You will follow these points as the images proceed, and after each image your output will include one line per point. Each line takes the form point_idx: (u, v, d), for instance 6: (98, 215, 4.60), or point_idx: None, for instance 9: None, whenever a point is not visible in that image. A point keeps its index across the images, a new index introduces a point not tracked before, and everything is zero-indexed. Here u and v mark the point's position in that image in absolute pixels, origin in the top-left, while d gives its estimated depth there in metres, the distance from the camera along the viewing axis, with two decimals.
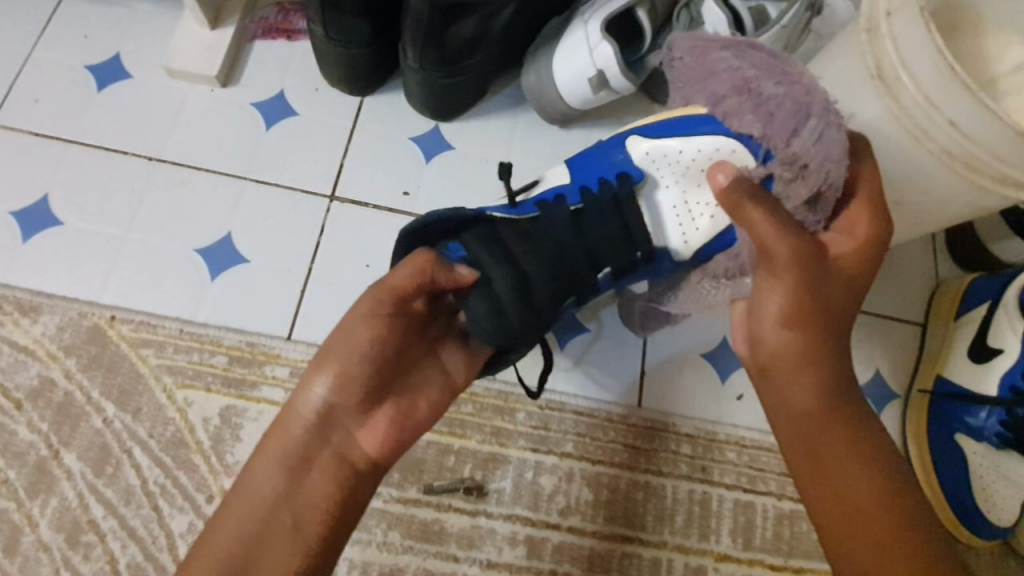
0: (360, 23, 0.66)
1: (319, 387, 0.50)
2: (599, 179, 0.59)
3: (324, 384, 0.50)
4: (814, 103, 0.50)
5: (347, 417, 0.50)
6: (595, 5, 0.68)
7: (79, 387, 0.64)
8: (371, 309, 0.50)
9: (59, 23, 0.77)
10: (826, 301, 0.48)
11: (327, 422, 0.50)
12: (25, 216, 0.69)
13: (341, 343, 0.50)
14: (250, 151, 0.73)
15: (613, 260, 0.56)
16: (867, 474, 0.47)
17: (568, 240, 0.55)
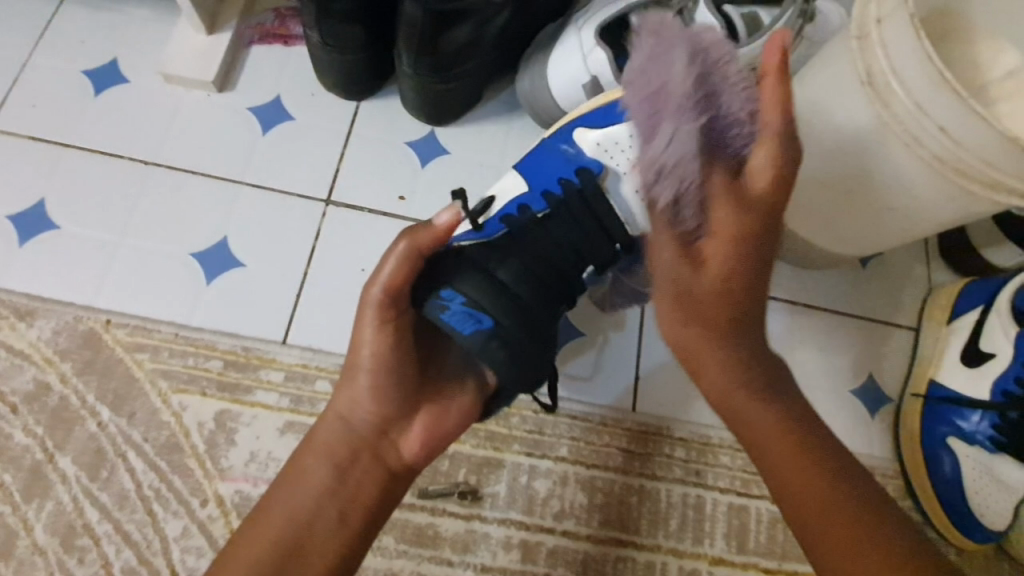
0: (355, 29, 0.67)
1: (349, 385, 0.50)
2: (559, 179, 0.59)
3: (355, 382, 0.50)
4: (683, 69, 0.45)
5: (380, 410, 0.50)
6: (589, 12, 0.68)
7: (74, 391, 0.64)
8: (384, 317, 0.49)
9: (56, 28, 0.77)
10: (705, 294, 0.45)
11: (361, 416, 0.50)
12: (21, 221, 0.69)
13: (359, 342, 0.49)
14: (246, 156, 0.73)
15: (594, 258, 0.58)
16: (814, 466, 0.48)
17: (548, 247, 0.56)
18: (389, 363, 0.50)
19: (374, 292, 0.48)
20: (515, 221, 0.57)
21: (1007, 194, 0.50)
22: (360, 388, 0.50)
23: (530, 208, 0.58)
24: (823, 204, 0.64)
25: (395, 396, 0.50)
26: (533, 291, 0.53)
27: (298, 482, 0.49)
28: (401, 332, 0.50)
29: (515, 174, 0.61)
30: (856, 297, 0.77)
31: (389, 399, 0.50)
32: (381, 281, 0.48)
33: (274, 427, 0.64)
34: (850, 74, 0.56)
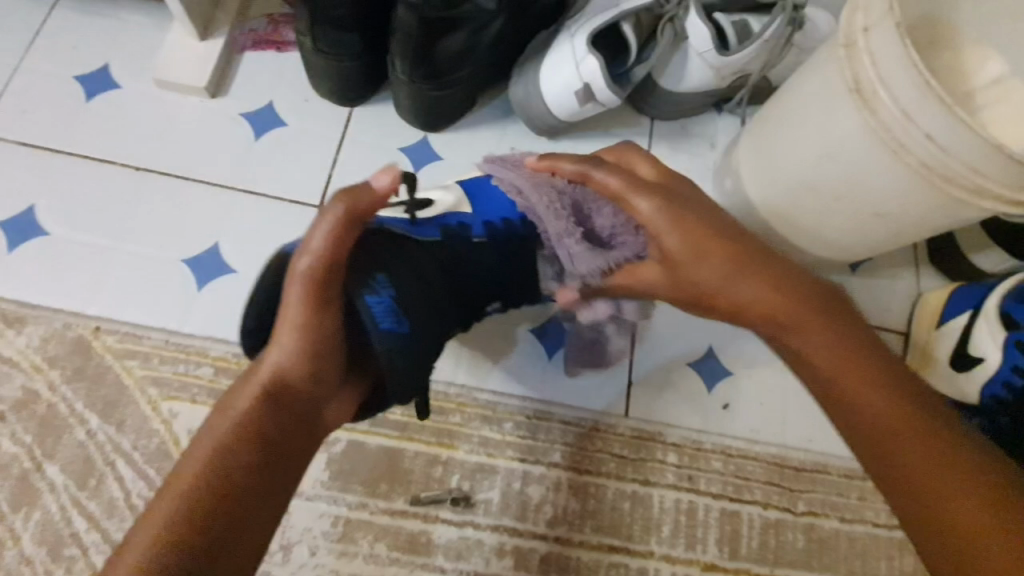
0: (347, 34, 0.67)
1: (277, 353, 0.42)
2: (501, 218, 0.56)
3: (284, 353, 0.42)
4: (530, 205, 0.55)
5: (312, 390, 0.43)
6: (582, 19, 0.69)
7: (63, 399, 0.63)
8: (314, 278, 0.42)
9: (47, 34, 0.77)
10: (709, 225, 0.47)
11: (288, 394, 0.43)
12: (11, 227, 0.69)
13: (292, 307, 0.42)
14: (238, 161, 0.73)
15: (506, 291, 0.59)
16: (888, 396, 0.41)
17: (474, 274, 0.54)
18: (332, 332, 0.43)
19: (314, 248, 0.42)
20: (448, 234, 0.52)
21: (992, 201, 0.51)
22: (289, 359, 0.42)
23: (470, 231, 0.54)
24: (811, 211, 0.65)
25: (328, 373, 0.44)
26: (444, 297, 0.50)
27: (206, 467, 0.38)
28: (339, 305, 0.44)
29: (461, 191, 0.57)
30: None
31: (322, 380, 0.44)
32: (316, 245, 0.42)
33: None
34: (838, 82, 0.57)
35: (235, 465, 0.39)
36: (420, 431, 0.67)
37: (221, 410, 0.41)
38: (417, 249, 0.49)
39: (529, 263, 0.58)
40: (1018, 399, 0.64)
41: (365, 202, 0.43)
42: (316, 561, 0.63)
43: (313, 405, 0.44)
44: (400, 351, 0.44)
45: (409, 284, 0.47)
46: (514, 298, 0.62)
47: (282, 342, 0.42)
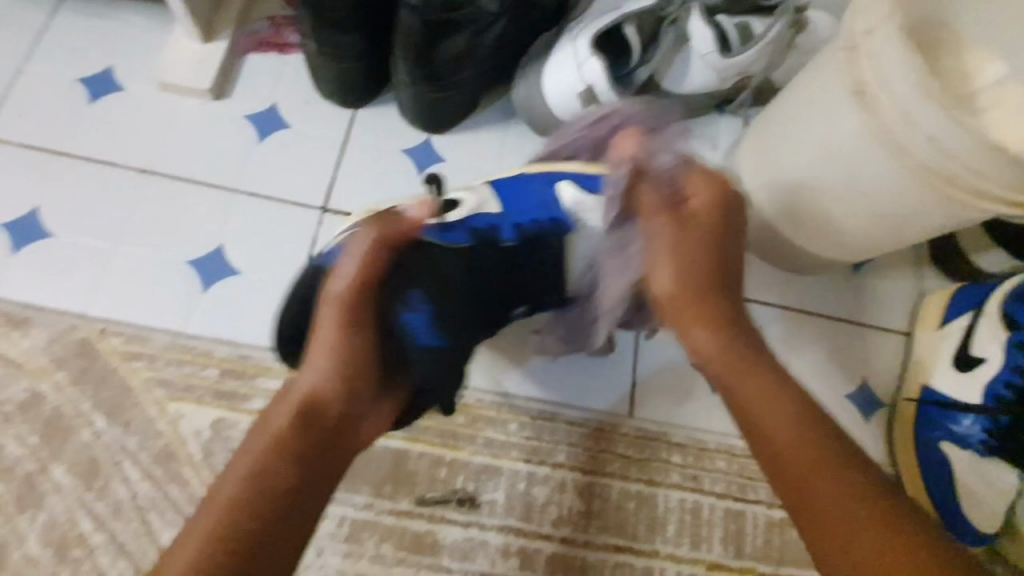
0: (351, 36, 0.67)
1: (313, 374, 0.46)
2: (532, 219, 0.59)
3: (320, 371, 0.46)
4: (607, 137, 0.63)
5: (347, 404, 0.46)
6: (584, 22, 0.69)
7: (69, 400, 0.63)
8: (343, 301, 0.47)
9: (50, 37, 0.77)
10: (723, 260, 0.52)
11: (323, 408, 0.46)
12: (15, 228, 0.69)
13: (326, 328, 0.46)
14: (242, 163, 0.74)
15: (528, 298, 0.62)
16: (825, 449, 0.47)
17: (496, 279, 0.58)
18: (362, 348, 0.47)
19: (346, 271, 0.48)
20: (479, 237, 0.56)
21: (993, 202, 0.51)
22: (325, 375, 0.46)
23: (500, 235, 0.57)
24: (814, 212, 0.65)
25: (363, 388, 0.47)
26: (469, 307, 0.55)
27: (245, 484, 0.41)
28: (370, 322, 0.48)
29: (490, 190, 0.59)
30: (848, 302, 0.78)
31: (356, 394, 0.47)
32: (347, 269, 0.48)
33: None
34: (840, 84, 0.57)
35: (277, 478, 0.42)
36: (424, 432, 0.67)
37: (262, 424, 0.44)
38: (448, 260, 0.54)
39: (553, 267, 0.61)
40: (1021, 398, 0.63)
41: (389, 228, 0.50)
42: (322, 562, 0.63)
43: (349, 420, 0.47)
44: (436, 365, 0.51)
45: (440, 296, 0.52)
46: (539, 302, 0.64)
47: (317, 359, 0.46)
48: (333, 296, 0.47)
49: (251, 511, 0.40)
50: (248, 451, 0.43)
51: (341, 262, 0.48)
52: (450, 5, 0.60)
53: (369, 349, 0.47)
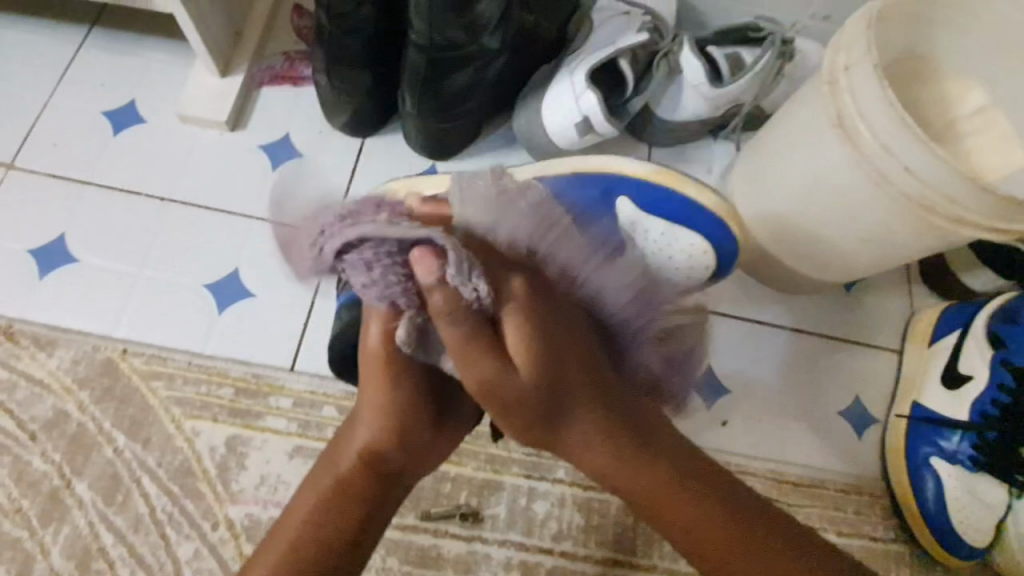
0: (361, 72, 0.71)
1: (367, 432, 0.47)
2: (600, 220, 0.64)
3: (372, 429, 0.47)
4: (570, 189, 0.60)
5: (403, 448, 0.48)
6: (581, 57, 0.73)
7: (91, 418, 0.67)
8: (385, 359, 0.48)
9: (77, 73, 0.82)
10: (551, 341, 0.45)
11: (380, 459, 0.48)
12: (43, 255, 0.73)
13: (372, 385, 0.48)
14: (257, 191, 0.77)
15: None
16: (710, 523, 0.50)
17: None
18: (412, 392, 0.48)
19: (381, 323, 0.48)
20: None
21: (972, 228, 0.54)
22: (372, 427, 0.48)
23: None
24: (801, 235, 0.68)
25: (416, 439, 0.48)
26: None
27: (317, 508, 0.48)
28: (416, 374, 0.48)
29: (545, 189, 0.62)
30: (840, 321, 0.80)
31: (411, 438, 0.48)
32: (376, 330, 0.48)
33: (283, 452, 0.67)
34: (822, 116, 0.60)
35: (348, 514, 0.48)
36: None
37: (326, 462, 0.49)
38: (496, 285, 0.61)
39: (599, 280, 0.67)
40: (1006, 414, 0.66)
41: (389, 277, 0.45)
42: None
43: (408, 463, 0.48)
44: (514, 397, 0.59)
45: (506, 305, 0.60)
46: None
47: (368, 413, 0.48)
48: (371, 355, 0.48)
49: (320, 537, 0.47)
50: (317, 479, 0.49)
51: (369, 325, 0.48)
52: (453, 44, 0.64)
53: (414, 394, 0.48)
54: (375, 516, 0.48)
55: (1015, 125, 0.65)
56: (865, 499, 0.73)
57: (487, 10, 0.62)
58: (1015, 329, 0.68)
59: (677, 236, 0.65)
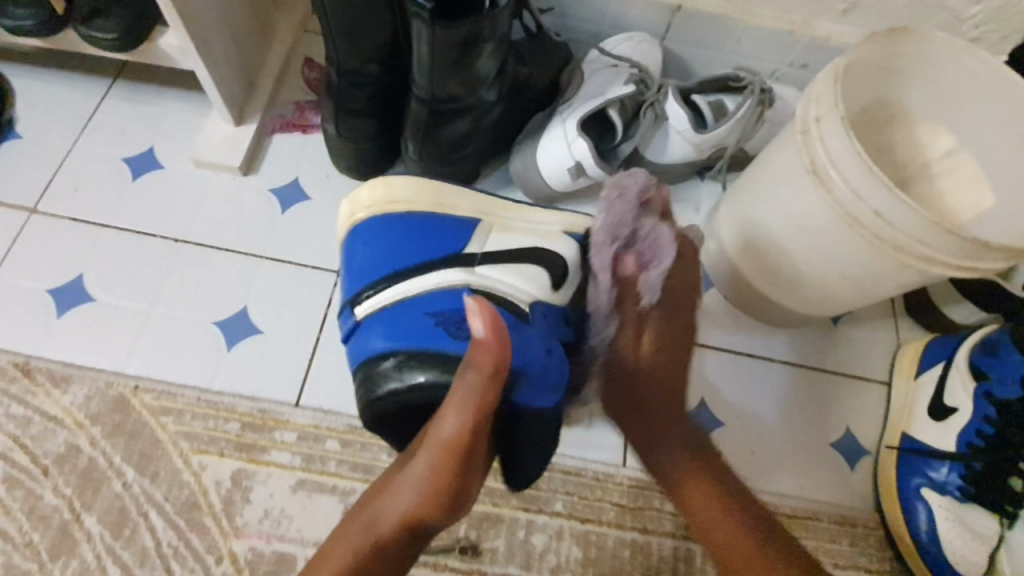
0: (366, 121, 0.76)
1: (417, 496, 0.49)
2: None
3: (423, 494, 0.48)
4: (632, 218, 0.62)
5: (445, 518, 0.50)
6: (573, 106, 0.78)
7: (102, 452, 0.69)
8: (453, 439, 0.47)
9: (100, 122, 0.87)
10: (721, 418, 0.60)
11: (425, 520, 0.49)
12: (62, 293, 0.76)
13: (435, 456, 0.48)
14: (267, 232, 0.81)
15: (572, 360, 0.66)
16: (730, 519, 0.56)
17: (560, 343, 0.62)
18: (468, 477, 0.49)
19: (456, 409, 0.46)
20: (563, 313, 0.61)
21: (941, 266, 0.57)
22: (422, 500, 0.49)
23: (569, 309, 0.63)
24: (785, 271, 0.72)
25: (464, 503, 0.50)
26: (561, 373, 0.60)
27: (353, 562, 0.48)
28: (477, 454, 0.49)
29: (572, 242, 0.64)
30: (829, 353, 0.82)
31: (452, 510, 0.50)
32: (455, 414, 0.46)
33: (287, 485, 0.69)
34: (798, 163, 0.64)
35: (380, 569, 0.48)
36: None
37: (370, 511, 0.50)
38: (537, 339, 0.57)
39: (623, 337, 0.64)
40: (991, 446, 0.67)
41: (490, 359, 0.45)
42: None
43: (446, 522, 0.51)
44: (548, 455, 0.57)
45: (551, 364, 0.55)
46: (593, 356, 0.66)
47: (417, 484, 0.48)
48: (446, 433, 0.47)
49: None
50: (362, 529, 0.50)
51: (450, 405, 0.47)
52: (452, 98, 0.70)
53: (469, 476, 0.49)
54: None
55: (983, 168, 0.69)
56: (859, 530, 0.74)
57: (485, 68, 0.67)
58: (996, 362, 0.69)
59: None
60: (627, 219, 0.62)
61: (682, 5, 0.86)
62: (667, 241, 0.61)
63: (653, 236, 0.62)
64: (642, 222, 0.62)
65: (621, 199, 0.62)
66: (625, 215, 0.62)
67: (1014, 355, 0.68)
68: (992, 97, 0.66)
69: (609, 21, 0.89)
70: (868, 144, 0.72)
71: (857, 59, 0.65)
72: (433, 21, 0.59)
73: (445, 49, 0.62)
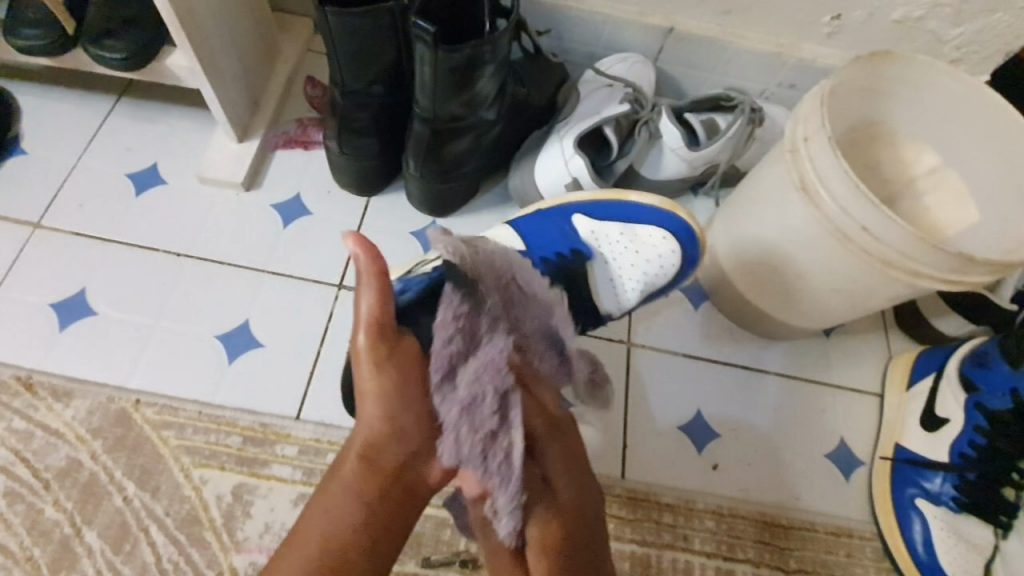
0: (368, 140, 0.78)
1: (365, 426, 0.47)
2: (555, 252, 0.68)
3: (371, 419, 0.47)
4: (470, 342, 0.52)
5: (401, 444, 0.47)
6: (569, 124, 0.80)
7: (103, 467, 0.69)
8: (370, 343, 0.47)
9: (104, 139, 0.88)
10: None
11: (382, 454, 0.47)
12: (65, 308, 0.77)
13: (366, 373, 0.48)
14: (268, 247, 0.82)
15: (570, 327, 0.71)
16: None
17: None
18: (409, 383, 0.49)
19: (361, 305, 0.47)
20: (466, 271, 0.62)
21: (928, 280, 0.58)
22: (374, 424, 0.47)
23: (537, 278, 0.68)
24: (777, 285, 0.73)
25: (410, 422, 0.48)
26: None
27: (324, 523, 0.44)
28: (398, 351, 0.49)
29: (510, 231, 0.70)
30: (822, 365, 0.84)
31: (406, 434, 0.48)
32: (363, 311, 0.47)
33: (288, 499, 0.69)
34: (787, 181, 0.66)
35: (347, 523, 0.45)
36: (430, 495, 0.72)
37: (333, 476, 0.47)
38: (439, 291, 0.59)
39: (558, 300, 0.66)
40: (983, 456, 0.69)
41: (370, 259, 0.46)
42: None
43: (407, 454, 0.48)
44: None
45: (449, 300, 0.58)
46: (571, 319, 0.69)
47: (368, 409, 0.47)
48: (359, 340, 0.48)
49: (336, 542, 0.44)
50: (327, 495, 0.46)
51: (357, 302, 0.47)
52: (454, 117, 0.72)
53: (408, 384, 0.49)
54: (383, 529, 0.46)
55: (967, 185, 0.72)
56: (856, 542, 0.75)
57: (485, 89, 0.70)
58: (984, 372, 0.71)
59: (638, 235, 0.69)
60: (479, 412, 0.49)
61: (675, 28, 0.89)
62: (520, 462, 0.48)
63: (502, 420, 0.49)
64: (484, 423, 0.49)
65: (457, 391, 0.49)
66: (468, 416, 0.49)
67: (1002, 366, 0.70)
68: (974, 118, 0.68)
69: (604, 43, 0.92)
70: (856, 161, 0.75)
71: (843, 81, 0.67)
72: (435, 45, 0.61)
73: (446, 71, 0.64)
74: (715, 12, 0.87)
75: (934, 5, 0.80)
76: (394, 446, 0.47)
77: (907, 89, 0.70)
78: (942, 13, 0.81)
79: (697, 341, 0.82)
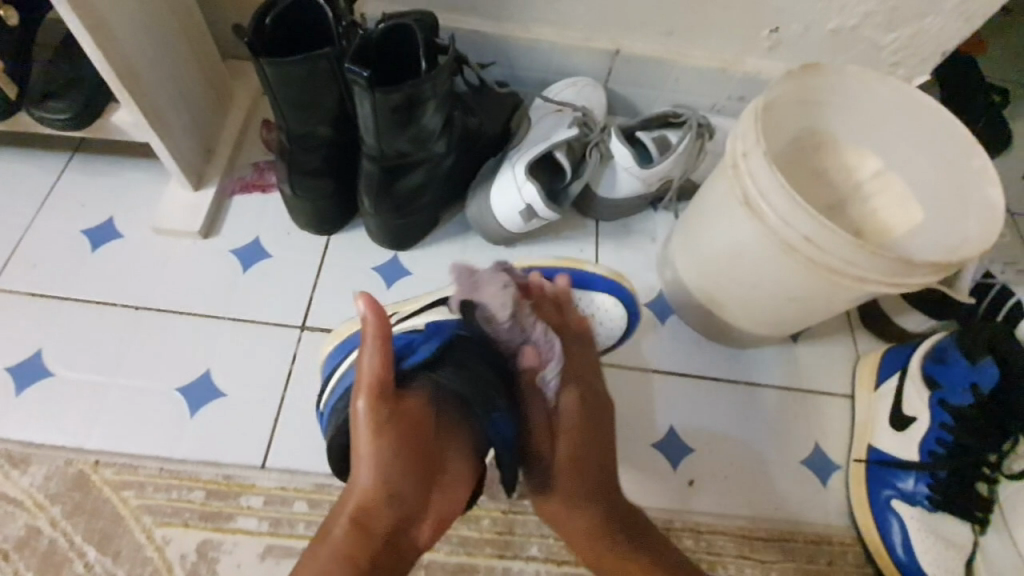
0: (321, 180, 0.78)
1: (359, 489, 0.48)
2: None
3: (364, 484, 0.48)
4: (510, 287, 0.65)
5: (395, 510, 0.48)
6: (520, 151, 0.81)
7: (63, 533, 0.67)
8: (371, 409, 0.48)
9: (58, 195, 0.87)
10: (603, 491, 0.62)
11: (375, 518, 0.47)
12: (20, 371, 0.75)
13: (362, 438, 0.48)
14: (227, 293, 0.82)
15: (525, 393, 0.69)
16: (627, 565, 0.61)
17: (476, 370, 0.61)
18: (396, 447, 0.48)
19: (369, 362, 0.48)
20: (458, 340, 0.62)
21: (872, 284, 0.59)
22: (368, 488, 0.47)
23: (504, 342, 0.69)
24: (735, 295, 0.74)
25: (408, 492, 0.48)
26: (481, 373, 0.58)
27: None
28: (399, 416, 0.49)
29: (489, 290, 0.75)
30: (791, 371, 0.84)
31: (400, 497, 0.48)
32: (366, 372, 0.48)
33: (254, 553, 0.68)
34: (731, 196, 0.67)
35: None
36: None
37: (325, 534, 0.48)
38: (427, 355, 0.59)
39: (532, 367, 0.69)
40: (952, 453, 0.69)
41: (376, 319, 0.49)
42: None
43: (399, 521, 0.48)
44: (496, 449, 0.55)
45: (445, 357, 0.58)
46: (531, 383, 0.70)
47: (361, 471, 0.48)
48: (359, 408, 0.48)
49: None
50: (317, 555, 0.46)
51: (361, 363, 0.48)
52: (402, 154, 0.72)
53: (405, 443, 0.48)
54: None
55: (910, 186, 0.73)
56: (836, 549, 0.74)
57: (429, 124, 0.70)
58: (945, 369, 0.72)
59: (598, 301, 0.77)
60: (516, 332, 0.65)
61: (620, 50, 0.90)
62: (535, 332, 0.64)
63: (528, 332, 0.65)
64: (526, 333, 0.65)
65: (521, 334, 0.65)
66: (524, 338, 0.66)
67: (960, 362, 0.70)
68: (911, 121, 0.70)
69: (553, 69, 0.94)
70: (802, 170, 0.76)
71: (779, 95, 0.68)
72: (371, 88, 0.62)
73: (387, 112, 0.65)
74: (657, 33, 0.89)
75: (867, 14, 0.82)
76: (387, 511, 0.47)
77: (843, 97, 0.71)
78: (876, 20, 0.83)
79: (664, 356, 0.83)
